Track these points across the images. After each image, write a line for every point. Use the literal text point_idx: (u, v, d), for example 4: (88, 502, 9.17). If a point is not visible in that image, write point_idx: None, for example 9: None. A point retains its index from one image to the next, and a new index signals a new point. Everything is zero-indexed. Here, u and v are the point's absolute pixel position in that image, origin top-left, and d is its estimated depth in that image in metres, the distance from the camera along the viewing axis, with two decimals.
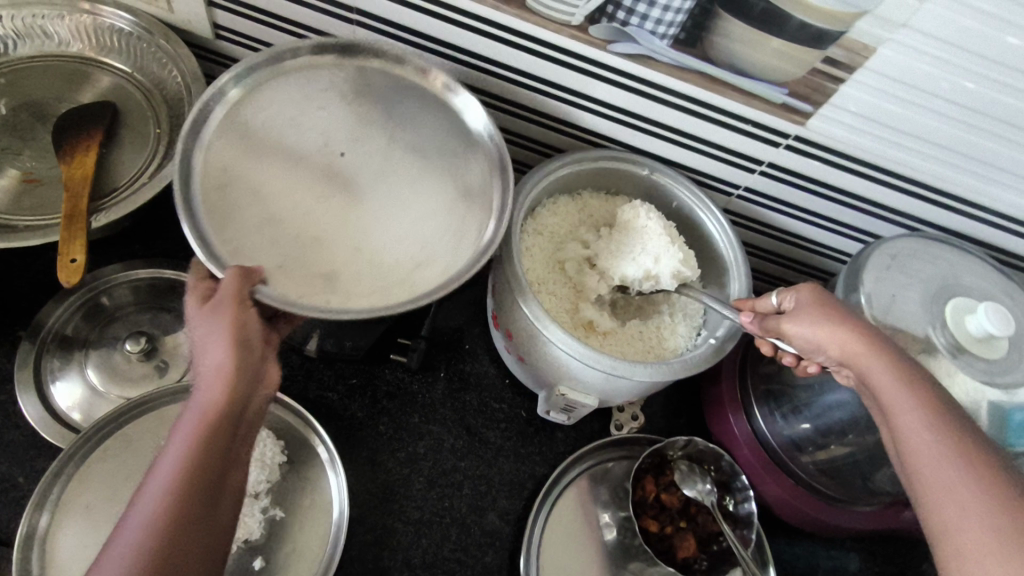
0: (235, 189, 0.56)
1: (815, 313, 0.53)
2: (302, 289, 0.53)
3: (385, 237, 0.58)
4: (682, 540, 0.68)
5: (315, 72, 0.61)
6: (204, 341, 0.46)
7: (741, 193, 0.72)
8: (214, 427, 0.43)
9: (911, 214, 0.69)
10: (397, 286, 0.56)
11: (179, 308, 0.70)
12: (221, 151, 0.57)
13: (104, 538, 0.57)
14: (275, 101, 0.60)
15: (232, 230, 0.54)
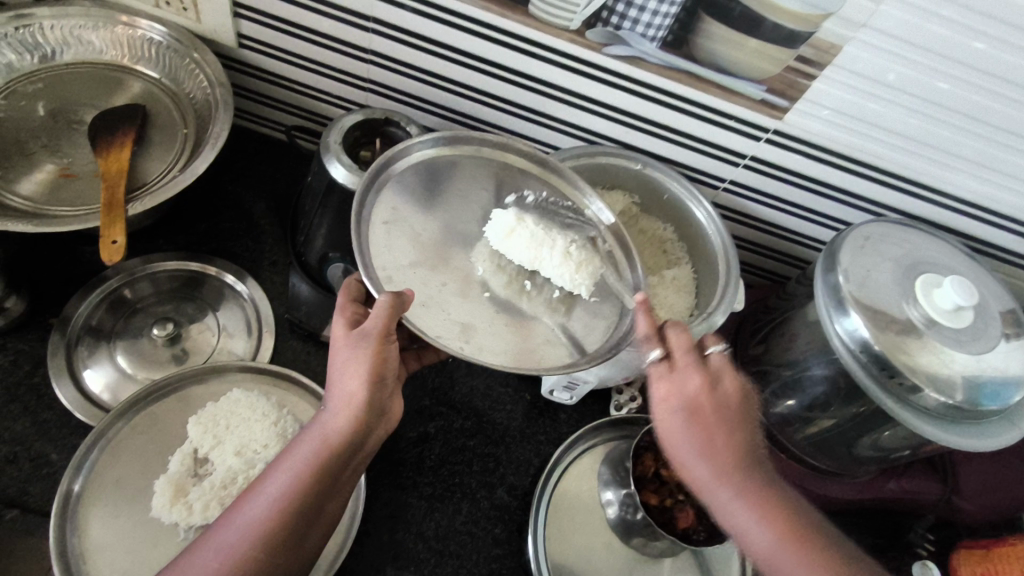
0: (400, 228, 0.59)
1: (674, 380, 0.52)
2: (440, 332, 0.55)
3: (517, 312, 0.60)
4: (680, 511, 0.71)
5: (490, 155, 0.65)
6: (343, 366, 0.51)
7: (727, 187, 0.78)
8: (330, 460, 0.50)
9: (883, 203, 0.75)
10: (523, 354, 0.57)
11: (202, 298, 0.74)
12: (386, 204, 0.59)
13: (135, 509, 0.60)
14: (443, 173, 0.63)
15: (384, 265, 0.56)
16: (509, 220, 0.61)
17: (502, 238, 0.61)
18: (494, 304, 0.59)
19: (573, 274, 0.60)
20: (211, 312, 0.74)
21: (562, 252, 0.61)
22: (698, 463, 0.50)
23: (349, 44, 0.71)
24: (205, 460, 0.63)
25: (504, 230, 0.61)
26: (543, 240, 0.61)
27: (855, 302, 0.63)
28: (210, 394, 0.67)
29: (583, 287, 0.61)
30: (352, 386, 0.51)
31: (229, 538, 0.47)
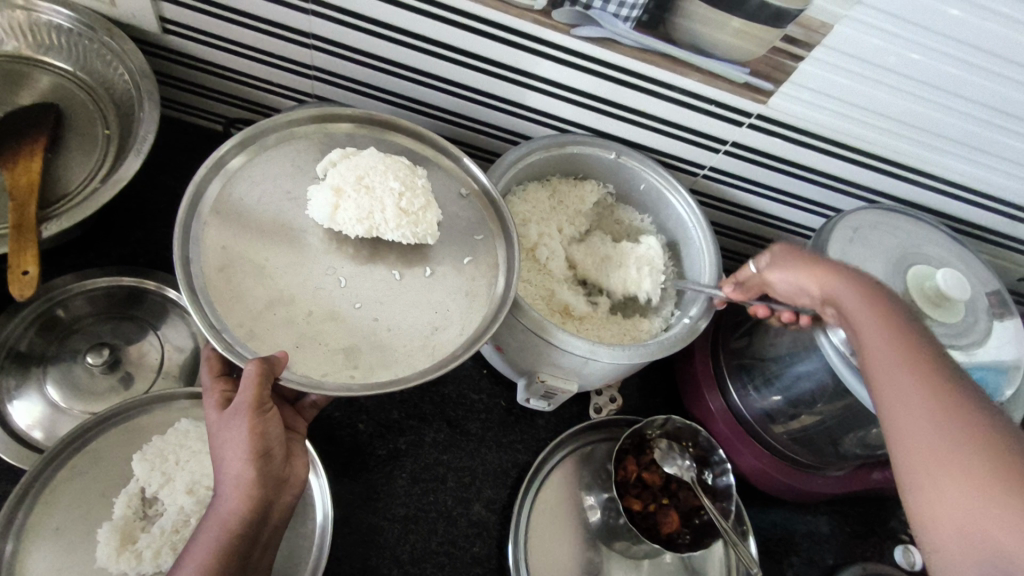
0: (241, 264, 0.54)
1: (784, 259, 0.57)
2: (323, 367, 0.51)
3: (402, 305, 0.56)
4: (664, 516, 0.69)
5: (303, 137, 0.61)
6: (225, 447, 0.49)
7: (707, 173, 0.73)
8: (232, 544, 0.47)
9: (869, 187, 0.71)
10: (420, 351, 0.54)
11: (141, 317, 0.68)
12: (219, 232, 0.54)
13: (76, 560, 0.54)
14: (267, 172, 0.58)
15: (238, 315, 0.52)
16: (327, 196, 0.56)
17: (331, 216, 0.56)
18: (371, 311, 0.55)
19: (414, 229, 0.57)
20: (152, 331, 0.67)
21: (395, 211, 0.56)
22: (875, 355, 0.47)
23: (286, 28, 0.63)
24: (154, 499, 0.58)
25: (328, 209, 0.56)
26: (371, 206, 0.56)
27: None
28: (156, 425, 0.61)
29: (429, 238, 0.58)
30: (237, 466, 0.48)
31: None
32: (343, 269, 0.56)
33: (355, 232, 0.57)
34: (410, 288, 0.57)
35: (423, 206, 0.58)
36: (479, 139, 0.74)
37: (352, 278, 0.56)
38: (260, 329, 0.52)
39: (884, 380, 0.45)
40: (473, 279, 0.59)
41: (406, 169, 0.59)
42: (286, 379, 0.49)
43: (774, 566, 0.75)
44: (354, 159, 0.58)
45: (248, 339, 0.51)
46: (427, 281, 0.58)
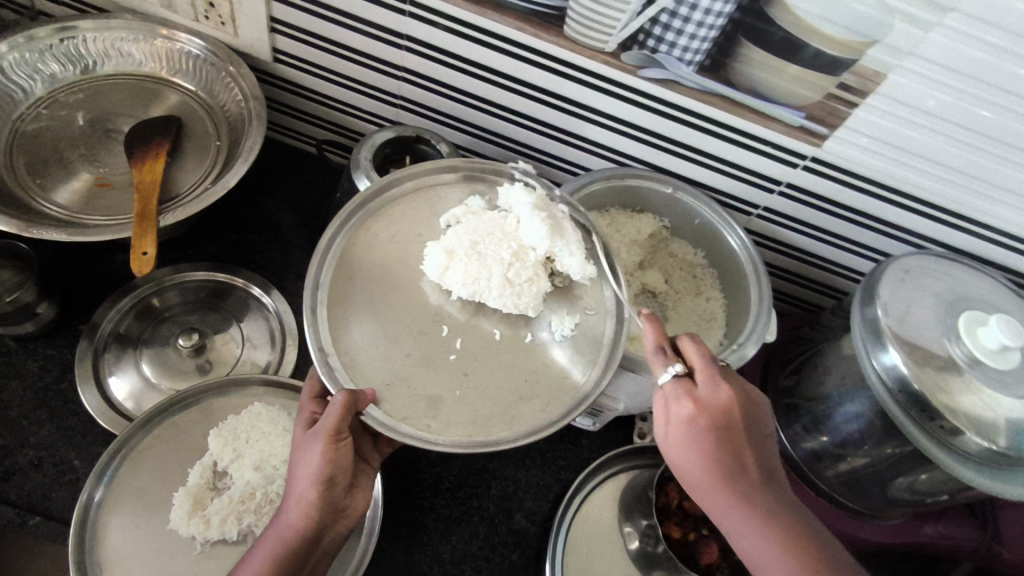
0: (359, 298, 0.59)
1: (693, 391, 0.51)
2: (405, 412, 0.55)
3: (491, 366, 0.58)
4: (705, 546, 0.67)
5: (433, 183, 0.65)
6: (300, 466, 0.53)
7: (760, 213, 0.76)
8: (285, 559, 0.51)
9: (923, 234, 0.72)
10: (498, 419, 0.56)
11: (227, 309, 0.75)
12: (348, 261, 0.60)
13: (152, 521, 0.59)
14: (402, 214, 0.63)
15: (347, 345, 0.57)
16: (440, 255, 0.59)
17: (438, 276, 0.59)
18: (462, 365, 0.58)
19: (516, 299, 0.59)
20: (236, 322, 0.74)
21: (499, 282, 0.58)
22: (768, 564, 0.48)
23: (382, 62, 0.71)
24: (224, 473, 0.63)
25: (438, 266, 0.59)
26: (478, 271, 0.58)
27: (893, 336, 0.61)
28: (231, 407, 0.67)
29: (530, 310, 0.59)
30: (304, 485, 0.52)
31: None
32: (449, 321, 0.59)
33: (460, 293, 0.59)
34: (508, 351, 0.59)
35: (530, 279, 0.59)
36: (545, 169, 0.80)
37: (455, 330, 0.59)
38: (360, 363, 0.56)
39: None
40: (570, 355, 0.60)
41: (521, 240, 0.60)
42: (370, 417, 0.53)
43: None
44: (514, 204, 0.62)
45: (347, 367, 0.56)
46: (523, 350, 0.60)
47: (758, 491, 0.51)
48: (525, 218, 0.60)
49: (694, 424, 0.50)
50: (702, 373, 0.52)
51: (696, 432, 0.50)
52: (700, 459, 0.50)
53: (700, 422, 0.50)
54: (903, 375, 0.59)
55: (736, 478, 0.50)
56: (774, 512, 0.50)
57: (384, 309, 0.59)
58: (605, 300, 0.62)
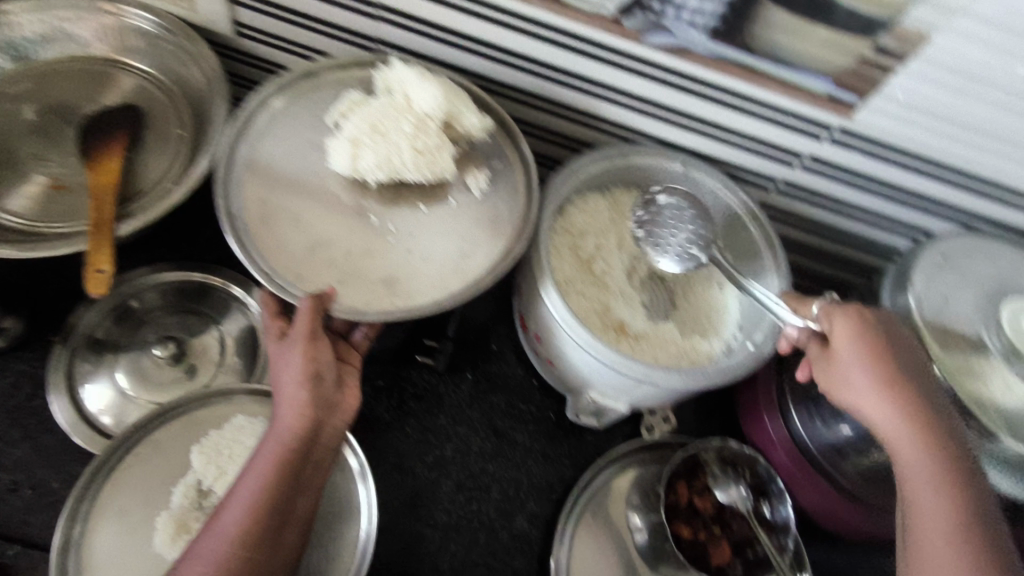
0: (276, 216, 0.54)
1: (851, 351, 0.51)
2: (367, 298, 0.52)
3: (432, 234, 0.56)
4: (716, 546, 0.66)
5: (320, 88, 0.60)
6: (282, 370, 0.51)
7: (780, 188, 0.69)
8: (281, 471, 0.49)
9: (964, 209, 0.65)
10: (453, 276, 0.54)
11: (206, 311, 0.71)
12: (252, 185, 0.55)
13: (136, 544, 0.57)
14: (290, 126, 0.58)
15: (282, 259, 0.52)
16: (344, 147, 0.55)
17: (349, 166, 0.55)
18: (404, 243, 0.55)
19: (432, 169, 0.56)
20: (216, 326, 0.70)
21: (410, 152, 0.55)
22: (936, 523, 0.45)
23: (352, 33, 0.63)
24: (209, 491, 0.60)
25: (346, 159, 0.55)
26: (388, 150, 0.55)
27: (927, 331, 0.55)
28: (214, 418, 0.63)
29: (448, 174, 0.57)
30: (293, 386, 0.50)
31: (209, 553, 0.46)
32: (373, 209, 0.56)
33: (377, 179, 0.56)
34: (439, 217, 0.57)
35: (439, 145, 0.56)
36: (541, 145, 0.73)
37: (380, 214, 0.56)
38: (304, 271, 0.52)
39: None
40: (500, 210, 0.58)
41: (422, 112, 0.56)
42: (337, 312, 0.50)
43: None
44: (396, 79, 0.57)
45: (295, 281, 0.52)
46: (453, 211, 0.57)
47: (952, 461, 0.47)
48: (407, 83, 0.56)
49: (875, 388, 0.49)
50: (874, 339, 0.51)
51: (875, 396, 0.49)
52: (885, 407, 0.49)
53: (879, 393, 0.49)
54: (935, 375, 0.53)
55: (916, 452, 0.47)
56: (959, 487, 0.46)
57: (300, 213, 0.55)
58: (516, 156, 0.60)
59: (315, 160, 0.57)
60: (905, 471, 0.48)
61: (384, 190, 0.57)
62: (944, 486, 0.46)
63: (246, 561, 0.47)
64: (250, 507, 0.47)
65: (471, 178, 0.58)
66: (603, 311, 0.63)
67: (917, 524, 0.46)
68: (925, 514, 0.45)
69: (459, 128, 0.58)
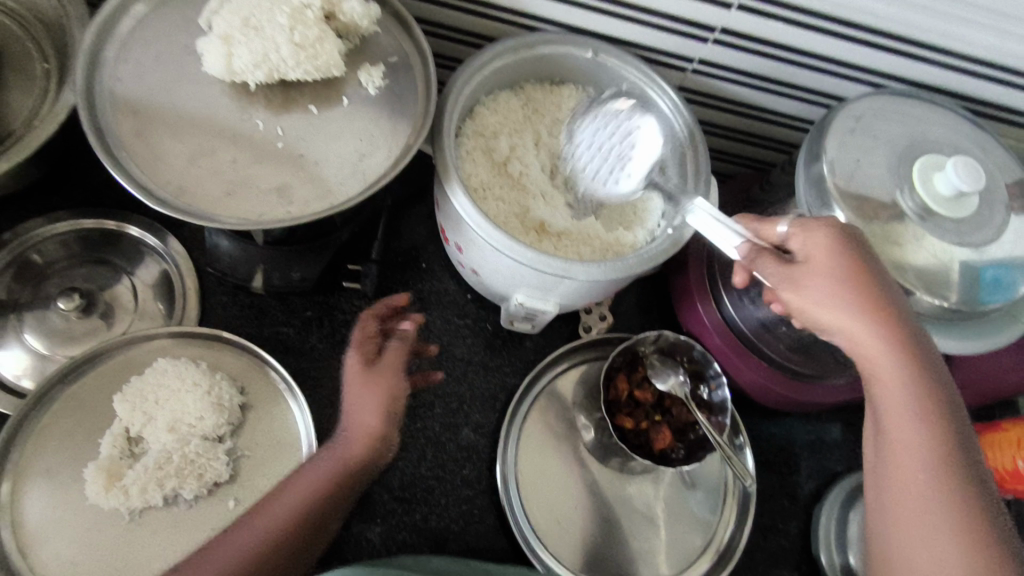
0: (152, 129, 0.50)
1: (822, 278, 0.47)
2: (260, 209, 0.49)
3: (326, 137, 0.53)
4: (657, 433, 0.66)
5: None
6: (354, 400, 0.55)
7: (696, 68, 0.66)
8: (341, 481, 0.53)
9: (879, 71, 0.64)
10: (351, 178, 0.52)
11: (114, 259, 0.67)
12: (123, 98, 0.51)
13: (70, 498, 0.56)
14: (157, 33, 0.53)
15: (166, 174, 0.49)
16: (215, 45, 0.50)
17: (224, 69, 0.51)
18: (296, 148, 0.52)
19: (317, 65, 0.52)
20: (126, 275, 0.67)
21: (289, 46, 0.50)
22: (909, 427, 0.45)
23: None
24: (140, 438, 0.58)
25: (220, 61, 0.50)
26: (264, 47, 0.50)
27: (840, 196, 0.55)
28: (134, 366, 0.61)
29: (335, 70, 0.53)
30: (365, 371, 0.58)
31: (250, 540, 0.50)
32: (260, 113, 0.53)
33: (257, 79, 0.52)
34: (332, 120, 0.54)
35: (321, 37, 0.51)
36: (446, 46, 0.68)
37: (269, 120, 0.53)
38: (190, 185, 0.49)
39: (905, 523, 0.44)
40: (398, 107, 0.55)
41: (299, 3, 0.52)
42: (220, 225, 0.47)
43: (773, 476, 0.74)
44: None
45: (180, 196, 0.49)
46: (347, 111, 0.54)
47: (928, 371, 0.46)
48: None
49: (858, 323, 0.46)
50: (842, 245, 0.48)
51: (855, 332, 0.47)
52: (851, 312, 0.46)
53: (845, 294, 0.46)
54: None
55: (898, 389, 0.46)
56: (935, 394, 0.45)
57: (179, 124, 0.51)
58: (406, 46, 0.57)
59: (192, 67, 0.52)
60: (874, 374, 0.46)
61: (273, 97, 0.53)
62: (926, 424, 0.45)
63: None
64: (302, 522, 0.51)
65: (365, 74, 0.55)
66: (519, 215, 0.62)
67: (891, 431, 0.46)
68: (901, 421, 0.45)
69: (343, 18, 0.53)
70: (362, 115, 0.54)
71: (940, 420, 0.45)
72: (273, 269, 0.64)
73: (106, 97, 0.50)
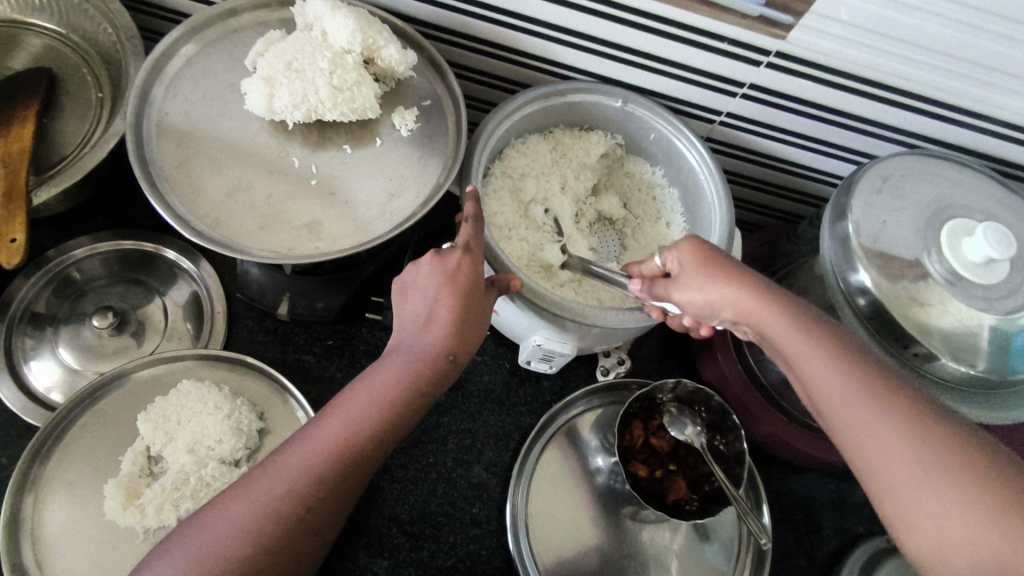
0: (194, 163, 0.53)
1: (697, 273, 0.52)
2: (289, 243, 0.51)
3: (357, 176, 0.55)
4: (671, 483, 0.66)
5: (241, 32, 0.58)
6: (417, 289, 0.54)
7: (724, 120, 0.67)
8: (407, 388, 0.51)
9: (910, 131, 0.63)
10: (380, 217, 0.53)
11: (148, 280, 0.69)
12: (169, 132, 0.53)
13: (88, 513, 0.57)
14: (206, 71, 0.56)
15: (203, 206, 0.51)
16: (258, 86, 0.53)
17: (266, 108, 0.53)
18: (328, 185, 0.54)
19: (352, 107, 0.54)
20: (159, 295, 0.69)
21: (328, 90, 0.52)
22: (827, 371, 0.44)
23: None
24: (159, 457, 0.60)
25: (262, 101, 0.53)
26: (304, 90, 0.52)
27: (864, 257, 0.54)
28: (160, 386, 0.63)
29: (370, 112, 0.55)
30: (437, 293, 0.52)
31: (307, 459, 0.48)
32: (296, 151, 0.55)
33: (295, 119, 0.54)
34: (364, 159, 0.56)
35: (359, 82, 0.54)
36: (479, 89, 0.70)
37: (304, 158, 0.55)
38: (226, 218, 0.51)
39: (873, 448, 0.40)
40: (428, 149, 0.57)
41: (340, 48, 0.54)
42: (250, 257, 0.49)
43: (789, 534, 0.72)
44: (312, 14, 0.55)
45: (215, 227, 0.51)
46: (379, 152, 0.56)
47: (824, 322, 0.47)
48: (323, 18, 0.54)
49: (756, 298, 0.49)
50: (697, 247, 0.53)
51: (747, 294, 0.50)
52: (727, 290, 0.50)
53: (717, 278, 0.51)
54: (873, 299, 0.54)
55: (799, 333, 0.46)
56: (838, 339, 0.45)
57: (219, 159, 0.53)
58: (438, 91, 0.59)
59: (235, 105, 0.55)
60: (777, 341, 0.48)
61: (310, 136, 0.56)
62: (840, 359, 0.44)
63: (335, 478, 0.47)
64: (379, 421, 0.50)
65: (398, 117, 0.57)
66: (538, 254, 0.62)
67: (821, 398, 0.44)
68: (821, 375, 0.44)
69: (381, 64, 0.56)
70: (394, 156, 0.56)
71: (849, 352, 0.44)
72: (301, 296, 0.66)
73: (152, 131, 0.53)
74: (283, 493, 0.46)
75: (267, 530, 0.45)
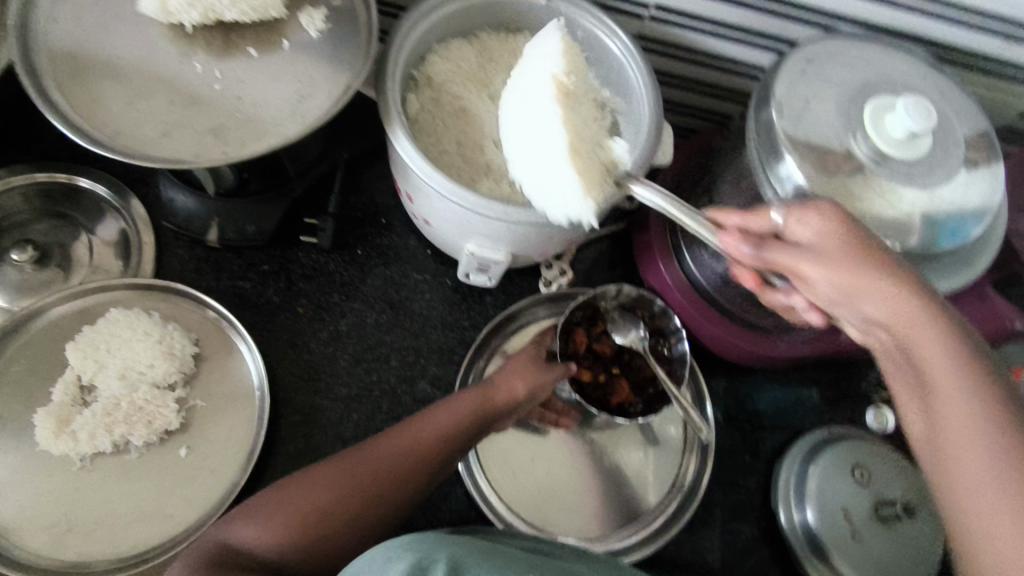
0: (88, 71, 0.50)
1: (837, 254, 0.42)
2: (194, 149, 0.49)
3: (264, 80, 0.52)
4: (614, 387, 0.66)
5: None
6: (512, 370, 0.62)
7: (653, 15, 0.65)
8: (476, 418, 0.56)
9: (840, 15, 0.62)
10: (290, 119, 0.51)
11: (71, 213, 0.67)
12: (58, 39, 0.50)
13: (20, 445, 0.57)
14: None
15: (101, 116, 0.49)
16: None
17: (160, 9, 0.51)
18: (233, 90, 0.51)
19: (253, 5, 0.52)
20: (83, 230, 0.67)
21: None
22: (948, 370, 0.37)
23: None
24: (92, 387, 0.59)
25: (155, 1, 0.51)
26: None
27: (789, 139, 0.54)
28: (89, 317, 0.62)
29: (272, 10, 0.53)
30: (511, 379, 0.61)
31: (372, 456, 0.50)
32: (198, 55, 0.52)
33: (193, 21, 0.51)
34: (272, 62, 0.53)
35: None
36: None
37: (207, 62, 0.52)
38: (126, 126, 0.49)
39: (975, 471, 0.33)
40: (340, 50, 0.54)
41: None
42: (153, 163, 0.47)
43: (734, 432, 0.73)
44: None
45: (114, 137, 0.48)
46: (287, 56, 0.53)
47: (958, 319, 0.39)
48: None
49: (888, 270, 0.40)
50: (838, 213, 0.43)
51: (885, 270, 0.40)
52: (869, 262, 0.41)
53: (847, 247, 0.42)
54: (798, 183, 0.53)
55: (905, 303, 0.40)
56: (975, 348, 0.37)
57: (116, 66, 0.50)
58: None
59: (129, 9, 0.52)
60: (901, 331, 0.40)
61: (212, 40, 0.53)
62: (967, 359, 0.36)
63: (387, 474, 0.50)
64: (457, 423, 0.55)
65: (306, 17, 0.54)
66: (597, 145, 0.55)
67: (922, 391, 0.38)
68: (939, 367, 0.37)
69: None
70: (303, 57, 0.54)
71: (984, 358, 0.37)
72: (229, 220, 0.64)
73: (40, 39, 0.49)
74: (331, 496, 0.47)
75: (317, 510, 0.46)
